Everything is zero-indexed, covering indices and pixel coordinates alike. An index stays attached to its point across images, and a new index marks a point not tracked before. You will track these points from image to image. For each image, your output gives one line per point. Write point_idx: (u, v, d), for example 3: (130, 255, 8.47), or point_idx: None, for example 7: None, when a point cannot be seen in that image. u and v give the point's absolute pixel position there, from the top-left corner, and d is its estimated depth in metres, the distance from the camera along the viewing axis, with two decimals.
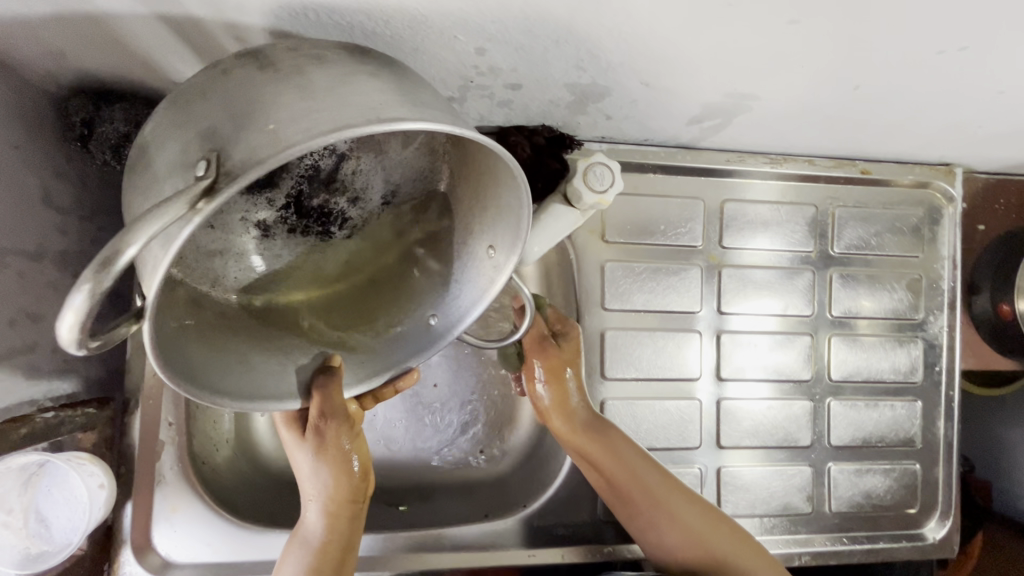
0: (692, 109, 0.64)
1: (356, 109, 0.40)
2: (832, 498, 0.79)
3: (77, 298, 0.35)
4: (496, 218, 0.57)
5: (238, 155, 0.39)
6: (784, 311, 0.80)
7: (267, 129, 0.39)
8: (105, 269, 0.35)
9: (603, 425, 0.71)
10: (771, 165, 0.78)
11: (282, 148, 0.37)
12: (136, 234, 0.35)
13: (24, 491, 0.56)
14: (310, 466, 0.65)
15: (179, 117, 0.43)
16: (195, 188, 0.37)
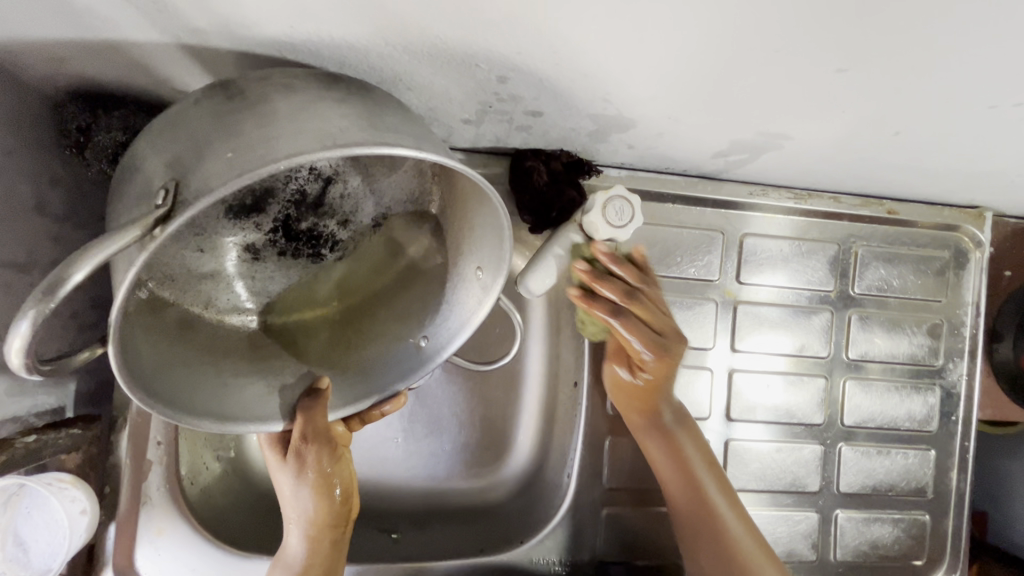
0: (720, 144, 0.61)
1: (318, 136, 0.38)
2: (837, 546, 0.77)
3: (22, 324, 0.35)
4: (483, 240, 0.54)
5: (195, 182, 0.37)
6: (799, 352, 0.77)
7: (221, 156, 0.38)
8: (50, 298, 0.35)
9: (679, 431, 0.69)
10: (794, 200, 0.76)
11: (241, 174, 0.36)
12: (82, 261, 0.35)
13: (2, 512, 0.52)
14: (292, 488, 0.62)
15: (148, 148, 0.42)
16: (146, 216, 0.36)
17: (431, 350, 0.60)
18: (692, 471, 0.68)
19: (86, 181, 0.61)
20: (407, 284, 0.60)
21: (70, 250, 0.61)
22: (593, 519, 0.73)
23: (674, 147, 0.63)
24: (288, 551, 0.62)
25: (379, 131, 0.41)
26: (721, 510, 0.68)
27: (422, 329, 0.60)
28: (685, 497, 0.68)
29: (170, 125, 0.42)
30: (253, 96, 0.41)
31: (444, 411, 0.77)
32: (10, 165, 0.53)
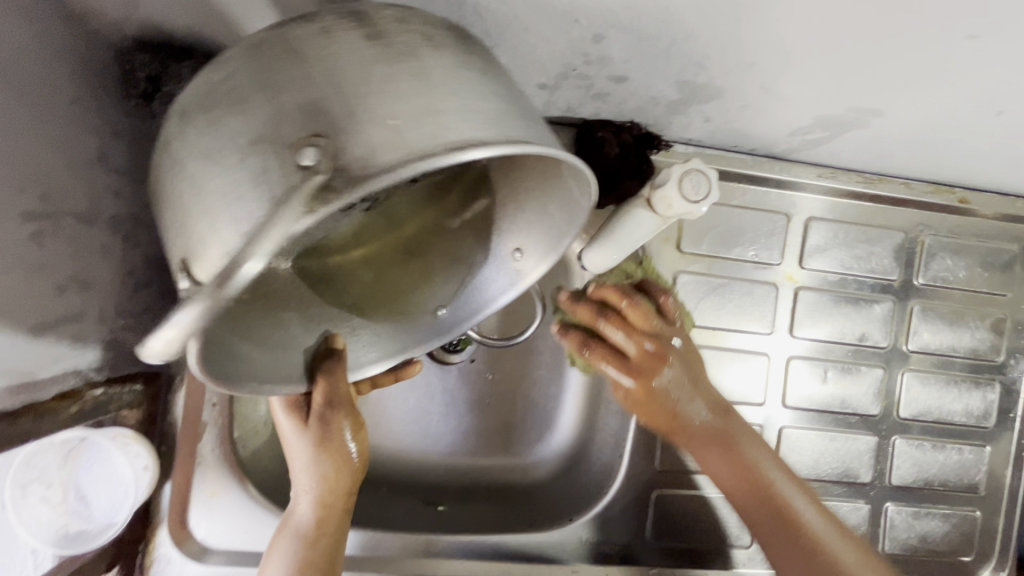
0: (805, 120, 0.58)
1: (492, 126, 0.37)
2: (886, 539, 0.76)
3: (177, 317, 0.35)
4: (542, 218, 0.53)
5: (353, 147, 0.34)
6: (858, 341, 0.75)
7: (382, 123, 0.35)
8: (222, 291, 0.34)
9: (731, 425, 0.61)
10: (864, 184, 0.73)
11: (414, 157, 0.34)
12: (258, 249, 0.33)
13: (63, 464, 0.54)
14: (306, 455, 0.59)
15: (263, 78, 0.37)
16: (306, 186, 0.33)
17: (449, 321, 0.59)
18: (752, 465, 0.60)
19: (146, 133, 0.60)
20: (450, 257, 0.58)
21: (130, 204, 0.60)
22: (643, 501, 0.72)
23: (754, 122, 0.60)
24: (296, 517, 0.59)
25: (531, 126, 0.40)
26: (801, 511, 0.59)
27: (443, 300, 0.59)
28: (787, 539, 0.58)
29: (298, 59, 0.37)
30: (400, 49, 0.37)
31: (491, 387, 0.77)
32: (79, 113, 0.51)
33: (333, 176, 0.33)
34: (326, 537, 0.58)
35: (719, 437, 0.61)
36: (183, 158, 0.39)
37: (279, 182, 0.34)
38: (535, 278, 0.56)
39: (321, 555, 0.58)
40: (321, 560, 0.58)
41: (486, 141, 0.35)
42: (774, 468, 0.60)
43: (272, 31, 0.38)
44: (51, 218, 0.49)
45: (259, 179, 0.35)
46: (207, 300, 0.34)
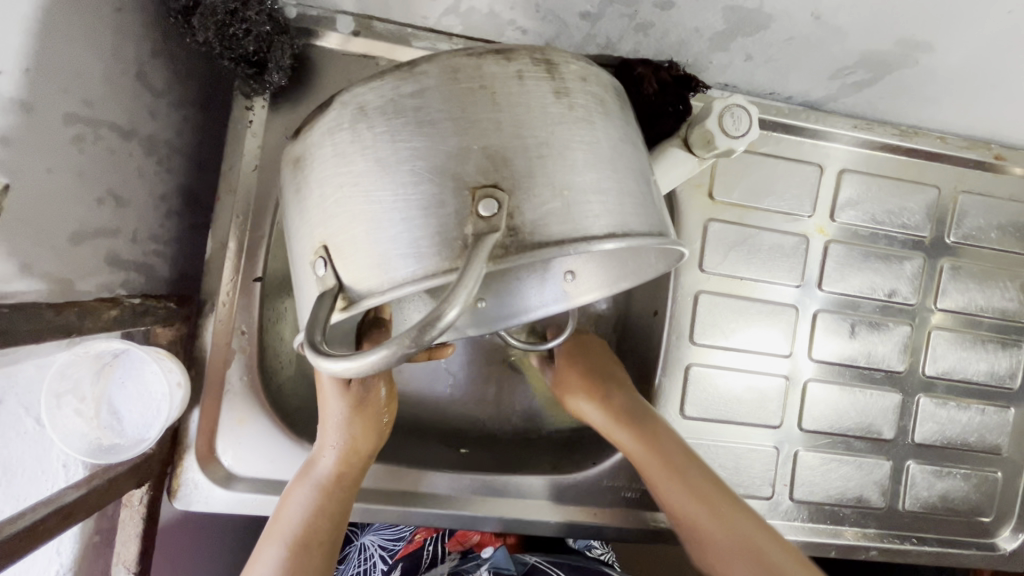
0: (848, 59, 0.58)
1: (631, 212, 0.42)
2: (907, 496, 0.76)
3: (375, 353, 0.35)
4: (610, 253, 0.56)
5: (529, 210, 0.38)
6: (887, 297, 0.75)
7: (555, 191, 0.39)
8: (425, 335, 0.34)
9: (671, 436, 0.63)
10: (899, 137, 0.73)
11: (574, 235, 0.39)
12: (456, 295, 0.34)
13: (96, 379, 0.54)
14: (339, 416, 0.58)
15: (458, 111, 0.39)
16: (485, 242, 0.36)
17: (494, 313, 0.60)
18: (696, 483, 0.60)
19: (180, 56, 0.59)
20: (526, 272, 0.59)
21: (164, 127, 0.60)
22: None
23: (797, 66, 0.60)
24: (315, 468, 0.57)
25: (651, 199, 0.45)
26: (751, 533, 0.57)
27: (486, 291, 0.60)
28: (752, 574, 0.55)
29: (492, 96, 0.39)
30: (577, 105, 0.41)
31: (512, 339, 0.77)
32: (121, 22, 0.51)
33: (507, 235, 0.38)
34: (342, 491, 0.57)
35: (663, 476, 0.61)
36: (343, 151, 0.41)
37: (455, 224, 0.38)
38: (579, 303, 0.56)
39: (336, 509, 0.56)
40: (335, 515, 0.56)
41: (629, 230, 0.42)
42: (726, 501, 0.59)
43: (470, 56, 0.40)
44: (92, 124, 0.49)
45: (430, 214, 0.38)
46: (399, 340, 0.34)
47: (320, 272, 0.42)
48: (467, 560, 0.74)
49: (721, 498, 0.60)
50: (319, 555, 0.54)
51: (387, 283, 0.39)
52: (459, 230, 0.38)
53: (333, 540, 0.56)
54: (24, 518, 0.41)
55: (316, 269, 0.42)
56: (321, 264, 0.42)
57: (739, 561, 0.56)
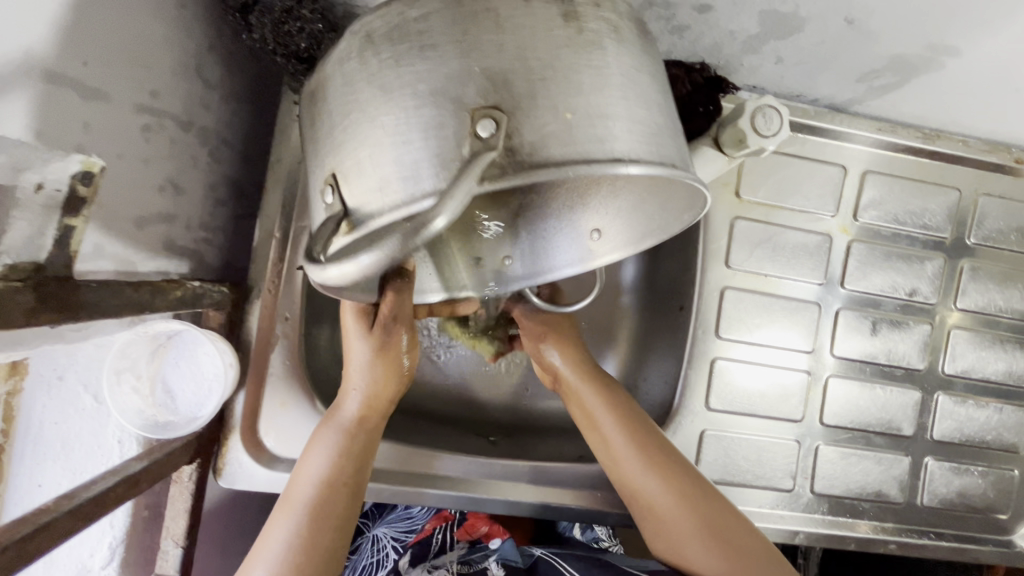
0: (877, 62, 0.60)
1: (646, 141, 0.39)
2: (925, 491, 0.77)
3: (364, 256, 0.35)
4: (635, 210, 0.54)
5: (529, 130, 0.35)
6: (908, 297, 0.77)
7: (558, 113, 0.36)
8: (413, 238, 0.34)
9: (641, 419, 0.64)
10: (922, 140, 0.74)
11: (581, 159, 0.36)
12: (445, 208, 0.34)
13: (152, 359, 0.57)
14: (364, 359, 0.57)
15: (461, 33, 0.36)
16: (481, 161, 0.34)
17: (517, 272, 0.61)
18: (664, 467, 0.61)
19: (232, 52, 0.62)
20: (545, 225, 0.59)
21: (216, 120, 0.62)
22: (696, 442, 0.72)
23: (826, 69, 0.62)
24: (341, 414, 0.59)
25: (671, 134, 0.41)
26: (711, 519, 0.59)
27: (510, 249, 0.61)
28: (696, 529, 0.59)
29: (496, 17, 0.36)
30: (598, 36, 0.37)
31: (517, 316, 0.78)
32: (184, 18, 0.53)
33: (504, 156, 0.34)
34: (367, 433, 0.59)
35: (619, 438, 0.62)
36: (349, 85, 0.39)
37: (452, 146, 0.35)
38: (600, 262, 0.57)
39: (360, 447, 0.58)
40: (359, 457, 0.58)
41: (643, 157, 0.38)
42: (674, 460, 0.62)
43: None
44: (157, 115, 0.51)
45: (432, 137, 0.36)
46: (388, 243, 0.35)
47: (330, 200, 0.40)
48: (474, 551, 0.72)
49: (690, 484, 0.61)
50: (345, 496, 0.56)
51: (386, 206, 0.37)
52: (457, 149, 0.35)
53: (359, 480, 0.58)
54: (97, 484, 0.44)
55: (326, 197, 0.41)
56: (330, 191, 0.40)
57: (683, 516, 0.59)
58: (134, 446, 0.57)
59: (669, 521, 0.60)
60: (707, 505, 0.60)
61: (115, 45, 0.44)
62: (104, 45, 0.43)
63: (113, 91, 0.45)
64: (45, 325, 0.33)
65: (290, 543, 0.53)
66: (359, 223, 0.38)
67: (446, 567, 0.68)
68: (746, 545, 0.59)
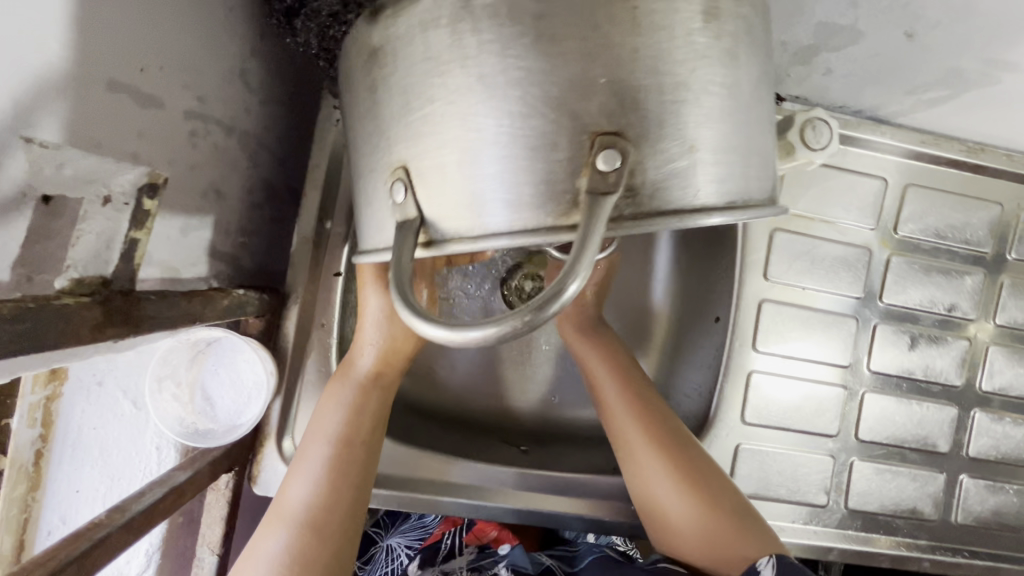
0: (930, 75, 0.59)
1: (743, 181, 0.40)
2: (960, 509, 0.76)
3: (482, 327, 0.33)
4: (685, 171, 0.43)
5: (648, 172, 0.37)
6: (947, 312, 0.76)
7: (684, 148, 0.37)
8: (542, 314, 0.33)
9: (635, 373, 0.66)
10: (966, 153, 0.73)
11: (688, 209, 0.38)
12: (582, 268, 0.33)
13: (191, 365, 0.56)
14: (380, 314, 0.57)
15: (590, 26, 0.35)
16: (606, 205, 0.35)
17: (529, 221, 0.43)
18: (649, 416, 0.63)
19: (274, 55, 0.61)
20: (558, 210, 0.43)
21: (256, 124, 0.61)
22: (730, 456, 0.72)
23: (877, 82, 0.61)
24: (355, 371, 0.58)
25: (768, 171, 0.43)
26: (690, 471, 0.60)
27: None
28: (676, 484, 0.59)
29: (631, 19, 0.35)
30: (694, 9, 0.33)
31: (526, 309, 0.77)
32: (231, 21, 0.53)
33: (625, 196, 0.36)
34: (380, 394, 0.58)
35: (610, 391, 0.64)
36: (440, 69, 0.37)
37: (568, 173, 0.36)
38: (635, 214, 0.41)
39: (374, 408, 0.57)
40: (374, 413, 0.57)
41: (738, 204, 0.40)
42: (666, 417, 0.63)
43: None
44: (204, 120, 0.51)
45: (541, 154, 0.36)
46: (520, 313, 0.33)
47: (400, 199, 0.40)
48: (484, 555, 0.70)
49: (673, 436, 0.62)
50: (360, 450, 0.55)
51: (480, 228, 0.38)
52: (572, 184, 0.36)
53: (372, 436, 0.56)
54: (146, 495, 0.43)
55: (395, 195, 0.40)
56: (400, 188, 0.40)
57: (659, 464, 0.60)
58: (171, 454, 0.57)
59: (652, 474, 0.60)
60: (693, 464, 0.60)
61: (170, 49, 0.44)
62: (160, 50, 0.43)
63: (165, 97, 0.44)
64: (110, 339, 0.32)
65: (306, 501, 0.51)
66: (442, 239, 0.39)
67: (457, 572, 0.67)
68: (727, 507, 0.58)
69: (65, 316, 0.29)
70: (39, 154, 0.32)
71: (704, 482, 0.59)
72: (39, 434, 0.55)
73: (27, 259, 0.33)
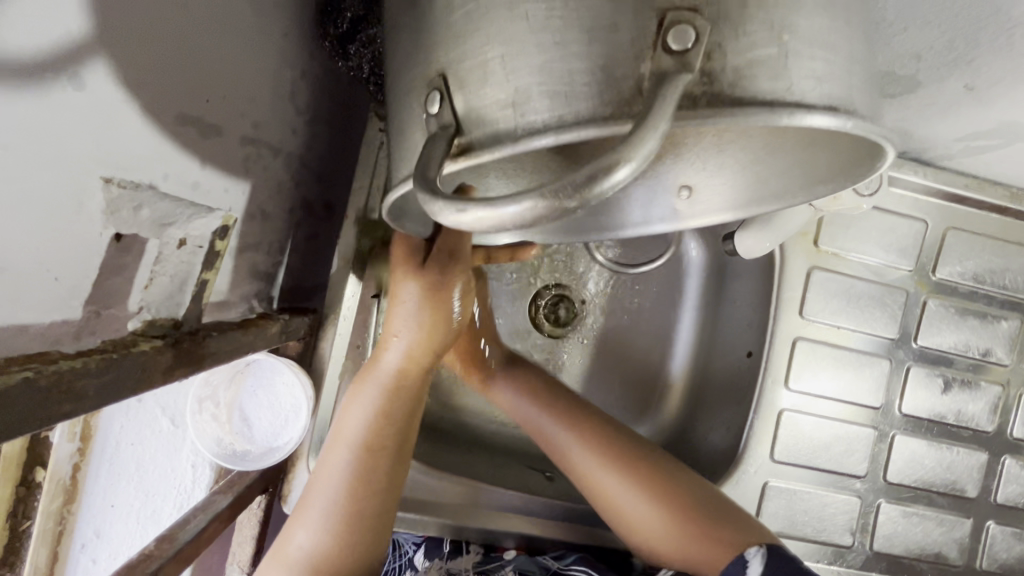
0: (984, 125, 0.58)
1: (837, 83, 0.32)
2: (985, 556, 0.76)
3: (509, 207, 0.27)
4: (750, 175, 0.45)
5: (732, 46, 0.29)
6: (981, 356, 0.75)
7: (772, 23, 0.30)
8: (586, 192, 0.26)
9: (575, 407, 0.65)
10: (1009, 199, 0.73)
11: (787, 96, 0.30)
12: (632, 155, 0.26)
13: (230, 385, 0.58)
14: (413, 300, 0.53)
15: None
16: (672, 86, 0.27)
17: (585, 220, 0.55)
18: (604, 444, 0.61)
19: (325, 76, 0.61)
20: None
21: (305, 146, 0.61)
22: (758, 493, 0.71)
23: (928, 127, 0.60)
24: (380, 367, 0.53)
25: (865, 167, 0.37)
26: (659, 487, 0.58)
27: (580, 198, 0.53)
28: (644, 499, 0.58)
29: None
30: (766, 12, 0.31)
31: (542, 326, 0.79)
32: (288, 46, 0.52)
33: (697, 83, 0.29)
34: (409, 388, 0.53)
35: (553, 430, 0.64)
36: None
37: (628, 57, 0.29)
38: (693, 224, 0.50)
39: (400, 409, 0.52)
40: (401, 417, 0.52)
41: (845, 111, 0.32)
42: (620, 438, 0.62)
43: None
44: (260, 146, 0.51)
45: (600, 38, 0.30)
46: (551, 197, 0.26)
47: (434, 109, 0.34)
48: (491, 558, 0.67)
49: (631, 458, 0.60)
50: (387, 461, 0.52)
51: (520, 128, 0.31)
52: (633, 70, 0.29)
53: (402, 443, 0.53)
54: (190, 524, 0.43)
55: (429, 106, 0.34)
56: (435, 98, 0.33)
57: (626, 491, 0.59)
58: (206, 471, 0.65)
59: (619, 499, 0.59)
60: (678, 491, 0.58)
61: (235, 79, 0.44)
62: (225, 82, 0.43)
63: (227, 127, 0.44)
64: (178, 380, 0.33)
65: (337, 501, 0.49)
66: (475, 152, 0.32)
67: None
68: (700, 516, 0.56)
69: (143, 363, 0.29)
70: (118, 194, 0.33)
71: (674, 494, 0.58)
72: (78, 448, 0.64)
73: (98, 296, 0.33)
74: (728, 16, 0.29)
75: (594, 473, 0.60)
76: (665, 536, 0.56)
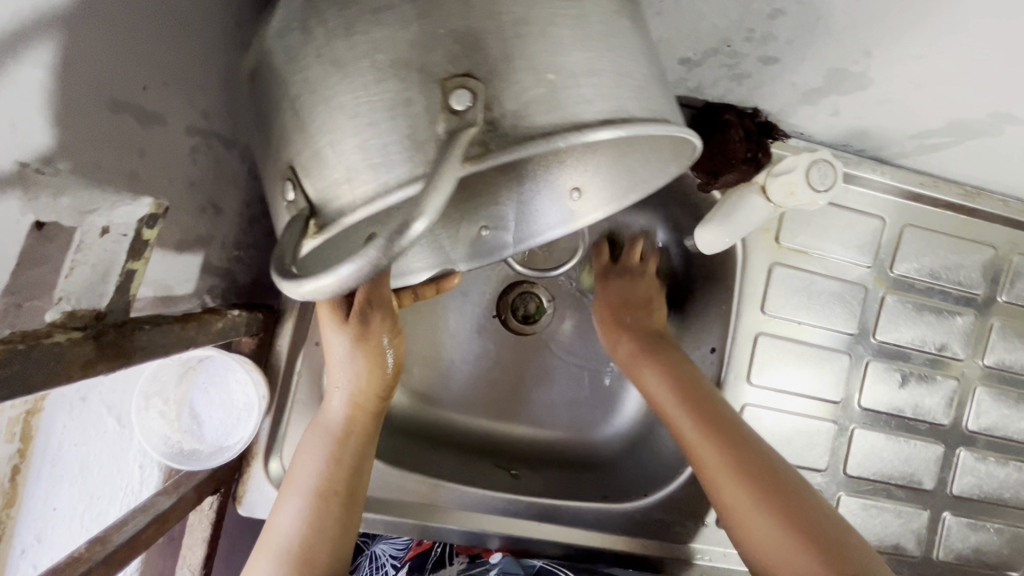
0: (934, 123, 0.60)
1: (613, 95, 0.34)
2: (941, 546, 0.77)
3: (345, 268, 0.31)
4: (619, 162, 0.49)
5: (508, 98, 0.33)
6: (938, 351, 0.77)
7: (539, 76, 0.33)
8: (394, 247, 0.30)
9: (693, 375, 0.65)
10: (963, 197, 0.75)
11: (565, 125, 0.33)
12: (428, 206, 0.30)
13: (180, 382, 0.58)
14: (343, 351, 0.51)
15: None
16: (461, 138, 0.31)
17: (498, 241, 0.54)
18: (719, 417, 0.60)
19: None
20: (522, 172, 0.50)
21: None
22: None
23: (881, 126, 0.62)
24: (326, 417, 0.53)
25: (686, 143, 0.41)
26: (772, 480, 0.56)
27: (486, 218, 0.53)
28: (760, 508, 0.55)
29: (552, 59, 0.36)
30: (637, 45, 0.37)
31: (510, 322, 0.78)
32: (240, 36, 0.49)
33: (482, 130, 0.32)
34: (357, 437, 0.53)
35: (661, 382, 0.65)
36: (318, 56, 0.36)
37: (425, 123, 0.32)
38: (587, 222, 0.50)
39: (352, 457, 0.52)
40: (353, 461, 0.52)
41: (623, 119, 0.34)
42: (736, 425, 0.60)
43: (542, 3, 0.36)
44: (208, 138, 0.48)
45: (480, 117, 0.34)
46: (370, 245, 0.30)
47: (290, 197, 0.38)
48: (475, 564, 0.67)
49: (746, 444, 0.59)
50: (338, 505, 0.51)
51: (356, 200, 0.34)
52: (430, 126, 0.32)
53: (354, 488, 0.52)
54: (129, 525, 0.42)
55: (286, 193, 0.38)
56: (289, 186, 0.38)
57: (733, 476, 0.57)
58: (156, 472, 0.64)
59: (746, 513, 0.55)
60: (788, 493, 0.55)
61: (176, 66, 0.42)
62: (166, 66, 0.41)
63: (170, 116, 0.43)
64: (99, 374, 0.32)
65: (296, 528, 0.50)
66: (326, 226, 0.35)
67: None
68: (809, 529, 0.53)
69: (54, 354, 0.28)
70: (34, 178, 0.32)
71: (782, 491, 0.55)
72: (17, 451, 0.62)
73: (17, 286, 0.32)
74: (566, 92, 0.33)
75: (706, 445, 0.59)
76: (773, 535, 0.53)
